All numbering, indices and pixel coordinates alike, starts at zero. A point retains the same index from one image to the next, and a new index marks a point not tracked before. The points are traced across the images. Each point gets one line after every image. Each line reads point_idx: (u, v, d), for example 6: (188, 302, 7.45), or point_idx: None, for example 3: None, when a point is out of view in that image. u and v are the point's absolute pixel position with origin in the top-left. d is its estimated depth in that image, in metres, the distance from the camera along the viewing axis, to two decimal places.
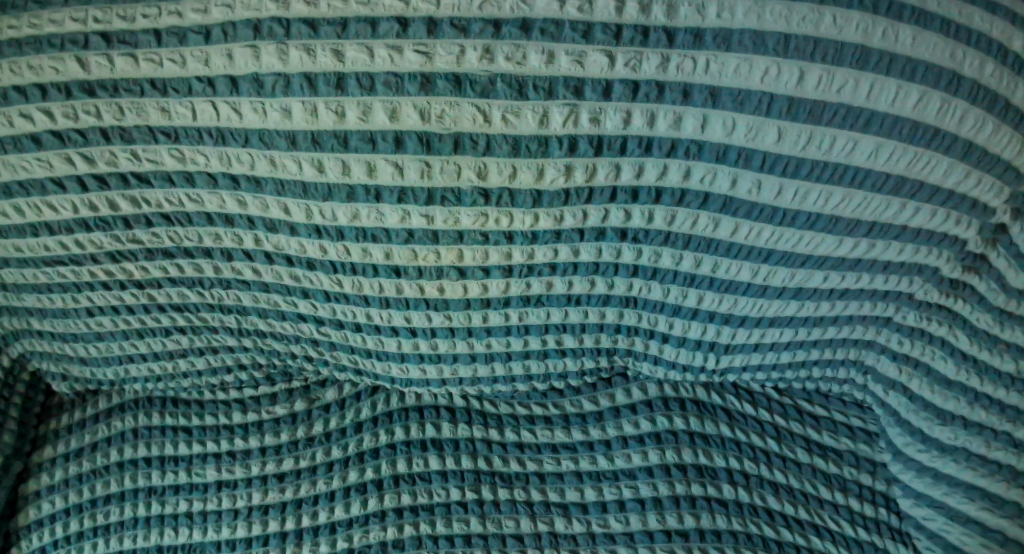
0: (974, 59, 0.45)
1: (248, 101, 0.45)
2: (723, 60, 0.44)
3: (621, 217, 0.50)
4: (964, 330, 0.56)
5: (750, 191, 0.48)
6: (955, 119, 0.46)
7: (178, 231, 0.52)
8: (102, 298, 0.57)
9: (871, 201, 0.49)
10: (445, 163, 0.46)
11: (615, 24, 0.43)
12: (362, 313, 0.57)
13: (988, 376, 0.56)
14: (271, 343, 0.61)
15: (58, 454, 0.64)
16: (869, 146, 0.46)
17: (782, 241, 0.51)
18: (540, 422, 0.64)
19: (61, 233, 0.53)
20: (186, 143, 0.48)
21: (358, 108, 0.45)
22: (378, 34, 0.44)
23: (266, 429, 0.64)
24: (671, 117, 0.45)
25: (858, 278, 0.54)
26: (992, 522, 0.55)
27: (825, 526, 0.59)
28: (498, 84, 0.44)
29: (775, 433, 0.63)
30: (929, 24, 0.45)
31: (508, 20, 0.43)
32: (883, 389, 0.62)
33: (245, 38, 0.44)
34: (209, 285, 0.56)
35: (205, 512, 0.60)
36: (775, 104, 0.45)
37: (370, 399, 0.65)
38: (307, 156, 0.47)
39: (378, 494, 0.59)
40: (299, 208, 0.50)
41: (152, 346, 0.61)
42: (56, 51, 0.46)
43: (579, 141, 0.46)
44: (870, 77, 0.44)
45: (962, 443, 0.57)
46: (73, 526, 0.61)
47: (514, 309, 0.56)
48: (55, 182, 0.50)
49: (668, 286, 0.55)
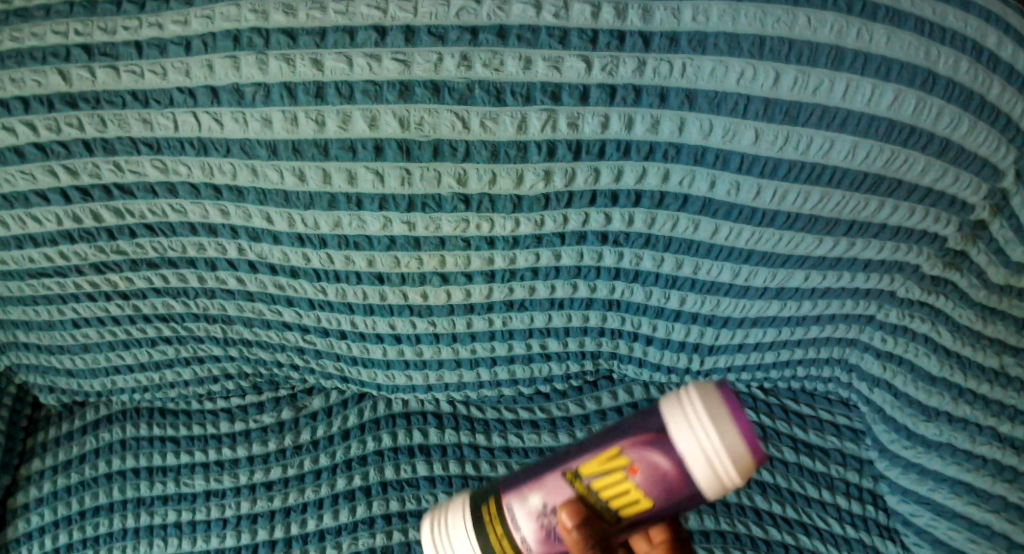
0: (949, 57, 0.46)
1: (229, 111, 0.45)
2: (699, 63, 0.44)
3: (601, 220, 0.50)
4: (947, 326, 0.57)
5: (729, 193, 0.48)
6: (930, 117, 0.46)
7: (162, 241, 0.53)
8: (89, 310, 0.58)
9: (849, 200, 0.49)
10: (425, 170, 0.47)
11: (591, 29, 0.44)
12: (346, 320, 0.57)
13: (972, 371, 0.57)
14: (257, 352, 0.62)
15: (47, 466, 0.64)
16: (845, 146, 0.46)
17: (762, 242, 0.51)
18: (527, 426, 0.64)
19: (45, 246, 0.53)
20: (168, 154, 0.48)
21: (338, 117, 0.45)
22: (356, 42, 0.44)
23: (254, 438, 0.64)
24: (648, 121, 0.45)
25: (839, 277, 0.54)
26: (977, 516, 0.55)
27: (813, 525, 0.59)
28: (476, 91, 0.44)
29: (763, 432, 0.63)
30: (902, 24, 0.45)
31: (485, 28, 0.43)
32: (867, 387, 0.62)
33: (224, 49, 0.44)
34: (194, 295, 0.56)
35: (194, 522, 0.60)
36: (750, 105, 0.45)
37: (357, 406, 0.65)
38: (288, 166, 0.47)
39: (366, 501, 0.60)
40: (281, 217, 0.50)
41: (138, 357, 0.61)
42: (38, 64, 0.46)
43: (557, 146, 0.46)
44: (845, 78, 0.45)
45: (947, 439, 0.57)
46: (63, 538, 0.61)
47: (497, 314, 0.57)
48: (38, 195, 0.50)
49: (650, 288, 0.55)
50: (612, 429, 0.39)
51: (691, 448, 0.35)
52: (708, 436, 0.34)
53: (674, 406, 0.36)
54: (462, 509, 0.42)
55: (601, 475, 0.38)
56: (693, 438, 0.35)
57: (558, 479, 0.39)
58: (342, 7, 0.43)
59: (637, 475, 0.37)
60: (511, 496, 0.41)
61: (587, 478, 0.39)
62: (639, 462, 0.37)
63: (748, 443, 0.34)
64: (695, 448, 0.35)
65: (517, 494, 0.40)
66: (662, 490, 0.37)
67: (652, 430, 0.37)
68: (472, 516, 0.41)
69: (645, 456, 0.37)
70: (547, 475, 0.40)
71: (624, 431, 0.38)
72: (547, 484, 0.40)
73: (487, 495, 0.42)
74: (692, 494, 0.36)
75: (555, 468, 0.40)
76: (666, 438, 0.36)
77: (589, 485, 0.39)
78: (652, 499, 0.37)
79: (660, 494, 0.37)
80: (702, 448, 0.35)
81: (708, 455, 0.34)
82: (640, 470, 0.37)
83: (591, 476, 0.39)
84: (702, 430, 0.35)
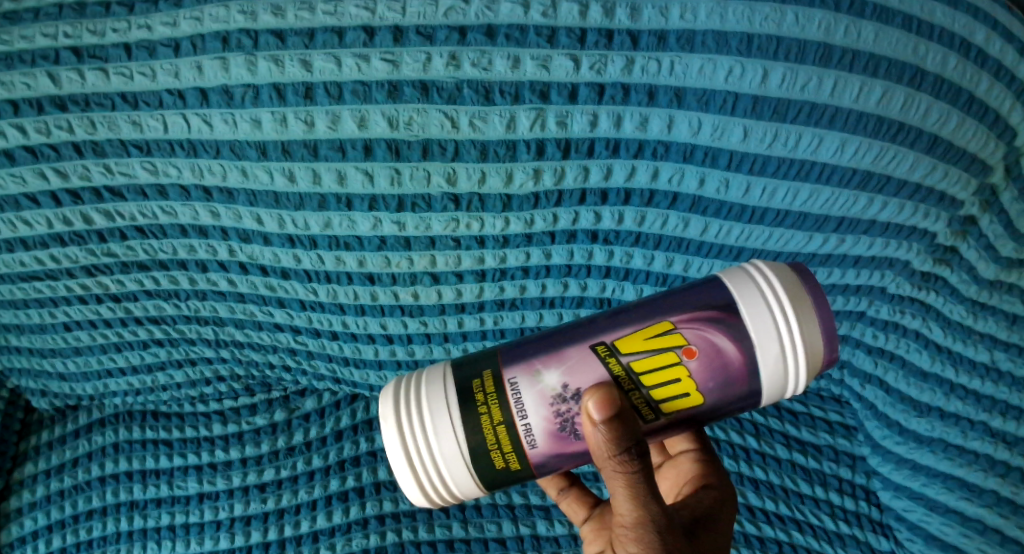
0: (937, 53, 0.46)
1: (219, 112, 0.45)
2: (687, 61, 0.44)
3: (591, 219, 0.50)
4: (938, 322, 0.57)
5: (718, 190, 0.49)
6: (919, 113, 0.46)
7: (153, 244, 0.53)
8: (80, 313, 0.58)
9: (838, 197, 0.49)
10: (415, 170, 0.47)
11: (579, 28, 0.43)
12: (337, 321, 0.57)
13: (963, 366, 0.57)
14: (249, 353, 0.62)
15: (40, 470, 0.64)
16: (834, 143, 0.46)
17: (752, 239, 0.52)
18: None
19: (36, 249, 0.53)
20: (158, 156, 0.48)
21: (327, 117, 0.45)
22: (345, 43, 0.44)
23: (247, 439, 0.64)
24: (637, 118, 0.45)
25: (830, 274, 0.55)
26: (971, 511, 0.55)
27: (806, 522, 0.59)
28: (464, 90, 0.44)
29: (755, 429, 0.63)
30: (890, 21, 0.45)
31: (473, 27, 0.43)
32: (859, 384, 0.61)
33: (213, 50, 0.44)
34: (185, 297, 0.56)
35: (188, 524, 0.60)
36: (739, 103, 0.45)
37: (350, 407, 0.65)
38: (278, 166, 0.47)
39: (360, 502, 0.60)
40: (271, 218, 0.50)
41: (130, 360, 0.61)
42: (27, 67, 0.45)
43: (547, 145, 0.46)
44: (833, 74, 0.45)
45: (939, 434, 0.58)
46: (56, 542, 0.61)
47: (489, 314, 0.57)
48: (28, 198, 0.50)
49: (641, 286, 0.56)
50: (648, 305, 0.40)
51: (771, 332, 0.37)
52: (792, 323, 0.37)
53: (748, 288, 0.38)
54: (443, 387, 0.39)
55: (644, 354, 0.39)
56: (773, 320, 0.37)
57: (587, 354, 0.39)
58: (330, 8, 0.43)
59: (694, 359, 0.38)
60: (525, 370, 0.39)
61: (626, 358, 0.39)
62: (699, 346, 0.38)
63: (822, 338, 0.38)
64: (775, 333, 0.37)
65: (528, 367, 0.39)
66: (715, 374, 0.38)
67: (712, 307, 0.38)
68: (456, 394, 0.39)
69: (704, 337, 0.38)
70: (569, 351, 0.39)
71: (669, 311, 0.39)
72: (572, 359, 0.39)
73: (482, 368, 0.40)
74: (748, 386, 0.38)
75: (579, 341, 0.40)
76: (739, 319, 0.38)
77: (628, 364, 0.39)
78: (700, 384, 0.38)
79: (713, 379, 0.38)
80: (784, 333, 0.37)
81: (789, 343, 0.37)
82: (697, 353, 0.38)
83: (633, 354, 0.39)
84: (787, 316, 0.37)
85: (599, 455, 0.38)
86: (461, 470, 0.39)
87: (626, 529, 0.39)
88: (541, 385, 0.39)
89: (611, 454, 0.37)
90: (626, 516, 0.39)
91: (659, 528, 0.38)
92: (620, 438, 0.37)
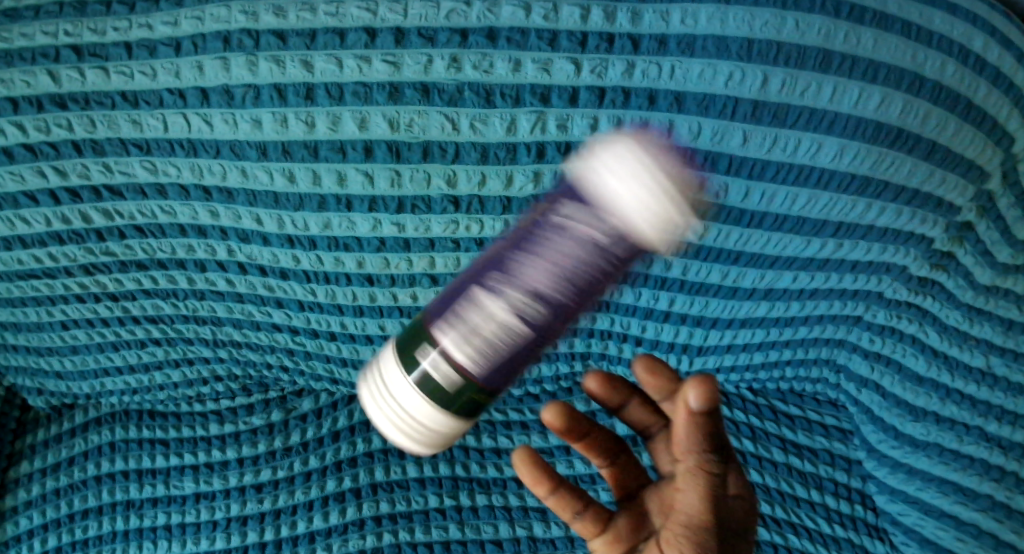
0: (936, 60, 0.46)
1: (219, 112, 0.45)
2: (688, 66, 0.44)
3: None
4: (934, 326, 0.57)
5: (718, 195, 0.49)
6: (918, 119, 0.46)
7: (152, 243, 0.53)
8: (77, 312, 0.57)
9: (836, 202, 0.49)
10: (415, 172, 0.47)
11: (580, 31, 0.44)
12: (336, 322, 0.57)
13: (958, 371, 0.57)
14: (246, 353, 0.62)
15: (35, 469, 0.64)
16: (833, 148, 0.47)
17: (750, 243, 0.52)
18: (517, 429, 0.64)
19: (34, 247, 0.52)
20: (158, 155, 0.48)
21: (328, 118, 0.45)
22: (346, 44, 0.44)
23: (243, 439, 0.64)
24: (637, 122, 0.46)
25: (827, 278, 0.55)
26: (965, 515, 0.56)
27: (802, 525, 0.59)
28: (465, 93, 0.44)
29: (751, 433, 0.62)
30: (890, 27, 0.45)
31: (475, 29, 0.44)
32: (855, 388, 0.62)
33: (214, 50, 0.44)
34: (184, 296, 0.56)
35: (184, 524, 0.60)
36: (739, 109, 0.45)
37: (347, 408, 0.65)
38: (278, 167, 0.47)
39: (356, 503, 0.60)
40: (271, 218, 0.50)
41: (128, 359, 0.61)
42: (27, 64, 0.45)
43: (547, 148, 0.46)
44: (833, 80, 0.45)
45: (934, 438, 0.58)
46: (50, 541, 0.61)
47: None
48: (27, 195, 0.50)
49: (639, 290, 0.56)
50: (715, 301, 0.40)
51: None
52: None
53: (633, 178, 0.30)
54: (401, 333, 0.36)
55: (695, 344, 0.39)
56: (650, 177, 0.30)
57: (566, 302, 0.33)
58: (332, 9, 0.43)
59: None
60: (456, 322, 0.34)
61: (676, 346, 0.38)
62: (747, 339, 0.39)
63: None
64: None
65: (507, 365, 0.34)
66: None
67: (596, 238, 0.31)
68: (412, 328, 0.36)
69: None
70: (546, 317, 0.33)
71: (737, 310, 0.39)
72: (551, 307, 0.33)
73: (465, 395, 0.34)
74: None
75: (532, 259, 0.33)
76: None
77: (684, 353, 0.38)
78: None
79: None
80: None
81: None
82: None
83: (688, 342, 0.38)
84: None
85: (680, 447, 0.36)
86: (415, 393, 0.35)
87: (684, 528, 0.37)
88: (511, 322, 0.33)
89: (697, 447, 0.36)
90: (690, 514, 0.37)
91: (720, 530, 0.37)
92: (712, 432, 0.35)
